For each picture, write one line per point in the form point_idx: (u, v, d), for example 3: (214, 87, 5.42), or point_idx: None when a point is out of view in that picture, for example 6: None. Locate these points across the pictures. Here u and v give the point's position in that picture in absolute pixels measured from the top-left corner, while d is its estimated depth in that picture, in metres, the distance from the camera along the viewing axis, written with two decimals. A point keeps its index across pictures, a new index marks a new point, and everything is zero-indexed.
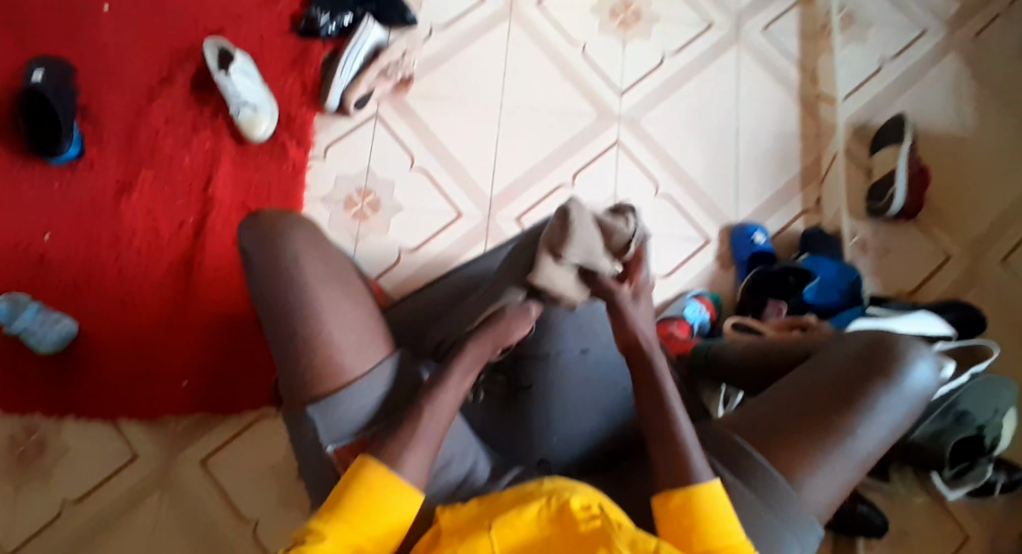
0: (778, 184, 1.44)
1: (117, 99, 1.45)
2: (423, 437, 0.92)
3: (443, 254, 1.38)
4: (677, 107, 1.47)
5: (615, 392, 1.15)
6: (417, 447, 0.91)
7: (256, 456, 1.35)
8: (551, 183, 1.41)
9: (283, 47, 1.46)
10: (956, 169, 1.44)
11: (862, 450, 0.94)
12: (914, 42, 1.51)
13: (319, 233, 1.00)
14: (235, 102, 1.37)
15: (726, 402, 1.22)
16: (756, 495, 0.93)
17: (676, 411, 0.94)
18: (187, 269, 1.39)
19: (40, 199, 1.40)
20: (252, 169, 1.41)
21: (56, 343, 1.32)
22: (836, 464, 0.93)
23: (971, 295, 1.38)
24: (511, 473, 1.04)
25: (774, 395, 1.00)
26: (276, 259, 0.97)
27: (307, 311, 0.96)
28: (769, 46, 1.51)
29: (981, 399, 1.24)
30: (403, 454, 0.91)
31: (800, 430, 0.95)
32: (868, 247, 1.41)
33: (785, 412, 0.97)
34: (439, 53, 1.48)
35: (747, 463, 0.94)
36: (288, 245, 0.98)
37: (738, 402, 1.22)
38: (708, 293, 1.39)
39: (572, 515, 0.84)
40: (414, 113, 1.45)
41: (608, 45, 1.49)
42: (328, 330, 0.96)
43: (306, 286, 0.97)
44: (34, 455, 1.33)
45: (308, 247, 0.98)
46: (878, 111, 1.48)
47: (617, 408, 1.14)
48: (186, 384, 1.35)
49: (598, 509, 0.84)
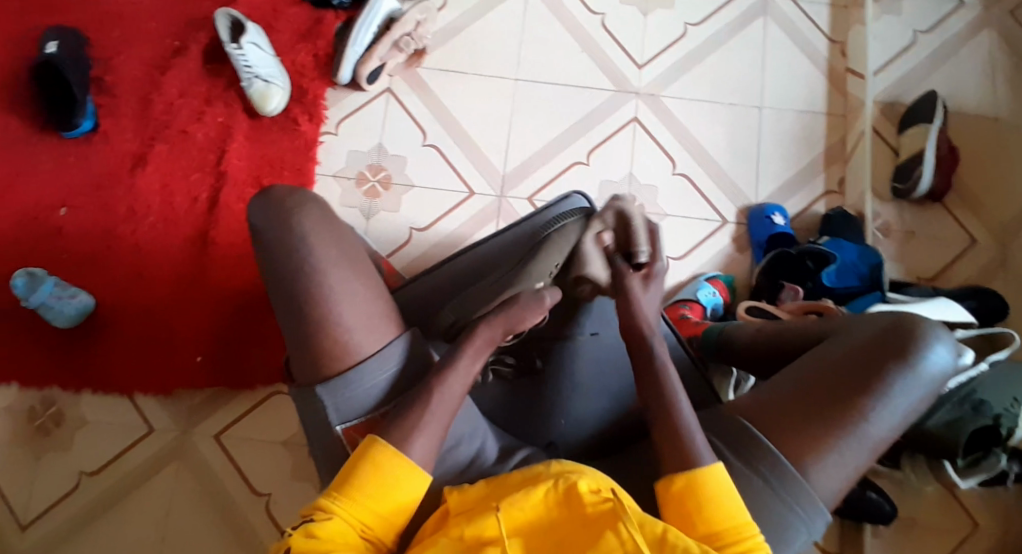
0: (800, 164, 1.40)
1: (130, 69, 1.43)
2: (430, 421, 0.91)
3: (455, 233, 1.36)
4: (698, 82, 1.42)
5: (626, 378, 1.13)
6: (427, 430, 0.90)
7: (269, 431, 1.36)
8: (565, 161, 1.38)
9: (296, 18, 1.43)
10: (988, 151, 1.39)
11: (874, 435, 0.93)
12: (950, 16, 1.45)
13: (329, 219, 0.99)
14: (246, 74, 1.34)
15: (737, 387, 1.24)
16: (763, 480, 0.92)
17: (686, 408, 0.92)
18: (200, 243, 1.39)
19: (54, 171, 1.39)
20: (264, 143, 1.40)
21: (73, 316, 1.33)
22: (847, 448, 0.92)
23: (995, 283, 1.34)
24: (521, 452, 1.02)
25: (786, 376, 0.98)
26: (287, 246, 0.96)
27: (316, 295, 0.95)
28: (797, 18, 1.45)
29: (1001, 388, 1.20)
30: (411, 436, 0.90)
31: (810, 413, 0.93)
32: (891, 230, 1.37)
33: (796, 394, 0.95)
34: (453, 23, 1.44)
35: (754, 447, 0.93)
36: (297, 232, 0.97)
37: (749, 386, 1.24)
38: (724, 275, 1.36)
39: (580, 497, 0.83)
40: (427, 87, 1.41)
41: (629, 16, 1.44)
42: (338, 317, 0.96)
43: (314, 270, 0.96)
44: (52, 426, 1.35)
45: (317, 234, 0.97)
46: (908, 89, 1.41)
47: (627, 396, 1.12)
48: (200, 358, 1.36)
49: (609, 493, 0.83)
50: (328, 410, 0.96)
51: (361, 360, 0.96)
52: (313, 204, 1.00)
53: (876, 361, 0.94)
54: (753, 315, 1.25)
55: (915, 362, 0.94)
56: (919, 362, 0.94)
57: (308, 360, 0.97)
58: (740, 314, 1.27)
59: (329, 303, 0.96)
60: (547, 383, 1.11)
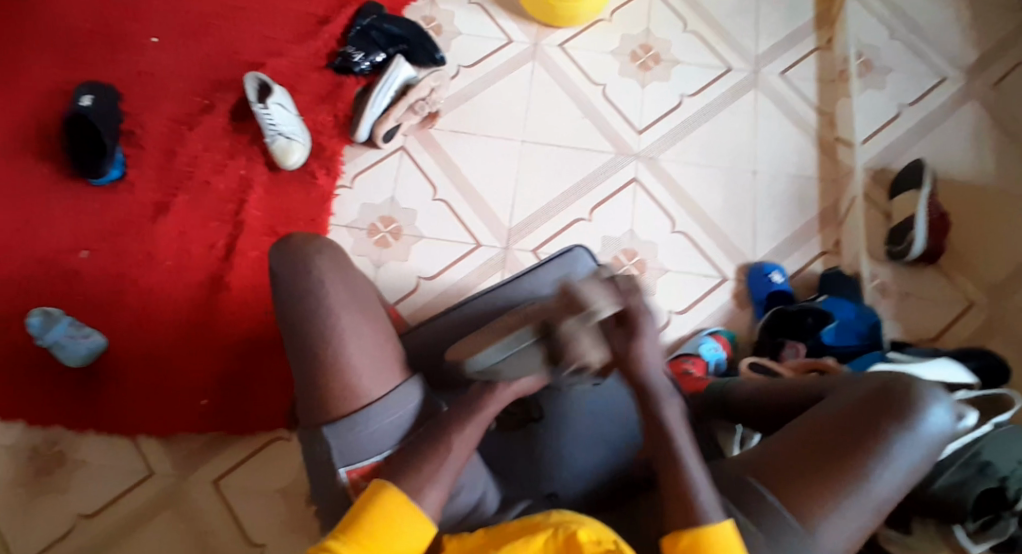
0: (795, 225, 1.46)
1: (160, 126, 1.51)
2: (449, 467, 0.94)
3: (460, 283, 1.40)
4: (694, 146, 1.50)
5: (632, 424, 1.12)
6: (440, 481, 0.93)
7: (265, 480, 1.34)
8: (569, 216, 1.44)
9: (319, 82, 1.52)
10: (974, 216, 1.44)
11: (877, 495, 0.92)
12: (932, 90, 1.53)
13: (341, 250, 1.03)
14: (270, 131, 1.42)
15: (742, 443, 1.21)
16: (766, 539, 0.92)
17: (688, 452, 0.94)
18: (214, 288, 1.42)
19: (78, 216, 1.45)
20: (283, 196, 1.46)
21: (84, 356, 1.34)
22: (850, 508, 0.91)
23: (993, 343, 1.36)
24: (522, 503, 1.05)
25: (784, 435, 0.98)
26: (304, 273, 0.99)
27: (329, 331, 0.98)
28: (788, 92, 1.54)
29: (1006, 451, 1.15)
30: (425, 486, 0.92)
31: (811, 472, 0.93)
32: (888, 291, 1.41)
33: (795, 454, 0.95)
34: (465, 90, 1.53)
35: (759, 505, 0.93)
36: (312, 253, 1.01)
37: (754, 444, 1.21)
38: (725, 331, 1.38)
39: (580, 546, 0.85)
40: (439, 147, 1.49)
41: (628, 86, 1.54)
42: (350, 329, 0.98)
43: (327, 311, 0.98)
44: (51, 466, 1.34)
45: (332, 264, 1.01)
46: (896, 156, 1.48)
47: (631, 439, 1.11)
48: (204, 403, 1.36)
49: (610, 544, 0.85)
50: (333, 451, 0.98)
51: (368, 404, 0.98)
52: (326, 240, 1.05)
53: (876, 420, 0.94)
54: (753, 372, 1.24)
55: (913, 423, 0.93)
56: (918, 423, 0.94)
57: (312, 373, 0.98)
58: (740, 369, 1.27)
59: (343, 343, 0.97)
60: (556, 438, 1.10)
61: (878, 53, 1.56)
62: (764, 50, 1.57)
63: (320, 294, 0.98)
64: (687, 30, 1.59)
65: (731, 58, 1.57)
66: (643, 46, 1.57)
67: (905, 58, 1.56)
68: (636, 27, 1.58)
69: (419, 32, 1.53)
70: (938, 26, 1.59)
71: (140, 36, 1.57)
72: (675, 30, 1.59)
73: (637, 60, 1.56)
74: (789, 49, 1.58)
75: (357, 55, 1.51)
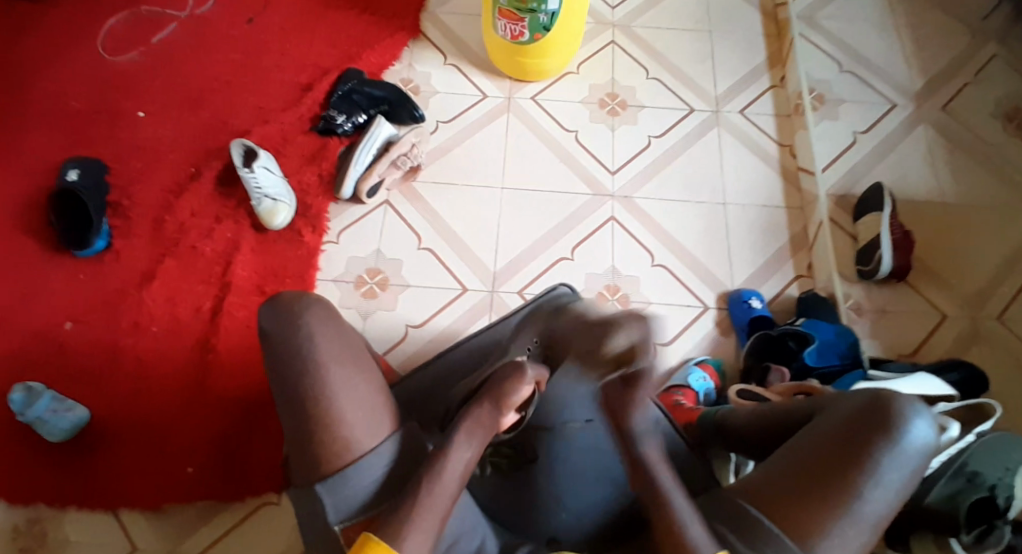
0: (769, 252, 1.51)
1: (146, 195, 1.54)
2: (427, 510, 0.92)
3: (450, 328, 1.43)
4: (667, 184, 1.56)
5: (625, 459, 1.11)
6: (422, 528, 0.91)
7: (258, 544, 1.30)
8: (552, 256, 1.48)
9: (302, 144, 1.57)
10: (938, 234, 1.51)
11: (872, 512, 0.93)
12: (885, 117, 1.62)
13: (334, 309, 1.04)
14: (257, 195, 1.46)
15: (736, 472, 1.21)
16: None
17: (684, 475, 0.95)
18: (202, 351, 1.42)
19: (64, 288, 1.45)
20: (270, 255, 1.48)
21: (66, 431, 1.32)
22: (846, 528, 0.92)
23: (971, 353, 1.41)
24: (525, 548, 1.02)
25: (778, 460, 0.99)
26: (294, 330, 1.01)
27: (320, 385, 0.98)
28: (749, 128, 1.63)
29: (992, 458, 1.14)
30: (406, 531, 0.90)
31: (805, 493, 0.94)
32: (863, 310, 1.45)
33: (789, 478, 0.96)
34: (443, 144, 1.59)
35: (758, 532, 0.93)
36: (302, 310, 1.02)
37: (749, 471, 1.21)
38: (712, 360, 1.41)
39: None
40: (422, 198, 1.54)
41: (599, 130, 1.61)
42: (333, 385, 0.99)
43: (317, 364, 0.99)
44: (35, 547, 1.29)
45: (321, 319, 1.02)
46: (856, 182, 1.56)
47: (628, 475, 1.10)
48: (191, 469, 1.33)
49: None
50: (327, 508, 0.96)
51: (359, 457, 0.98)
52: (319, 303, 1.05)
53: (863, 437, 0.95)
54: (742, 398, 1.25)
55: (898, 437, 0.95)
56: (902, 436, 0.95)
57: (306, 416, 0.98)
58: (730, 398, 1.28)
59: (331, 395, 0.98)
60: (554, 479, 1.12)
61: (831, 88, 1.66)
62: (724, 90, 1.67)
63: (303, 352, 1.00)
64: (649, 77, 1.68)
65: (692, 100, 1.65)
66: (610, 93, 1.65)
67: (857, 89, 1.66)
68: (601, 77, 1.67)
69: (398, 92, 1.59)
70: (885, 57, 1.70)
71: (125, 110, 1.61)
72: (639, 78, 1.67)
73: (606, 106, 1.64)
74: (746, 88, 1.67)
75: (339, 117, 1.57)
